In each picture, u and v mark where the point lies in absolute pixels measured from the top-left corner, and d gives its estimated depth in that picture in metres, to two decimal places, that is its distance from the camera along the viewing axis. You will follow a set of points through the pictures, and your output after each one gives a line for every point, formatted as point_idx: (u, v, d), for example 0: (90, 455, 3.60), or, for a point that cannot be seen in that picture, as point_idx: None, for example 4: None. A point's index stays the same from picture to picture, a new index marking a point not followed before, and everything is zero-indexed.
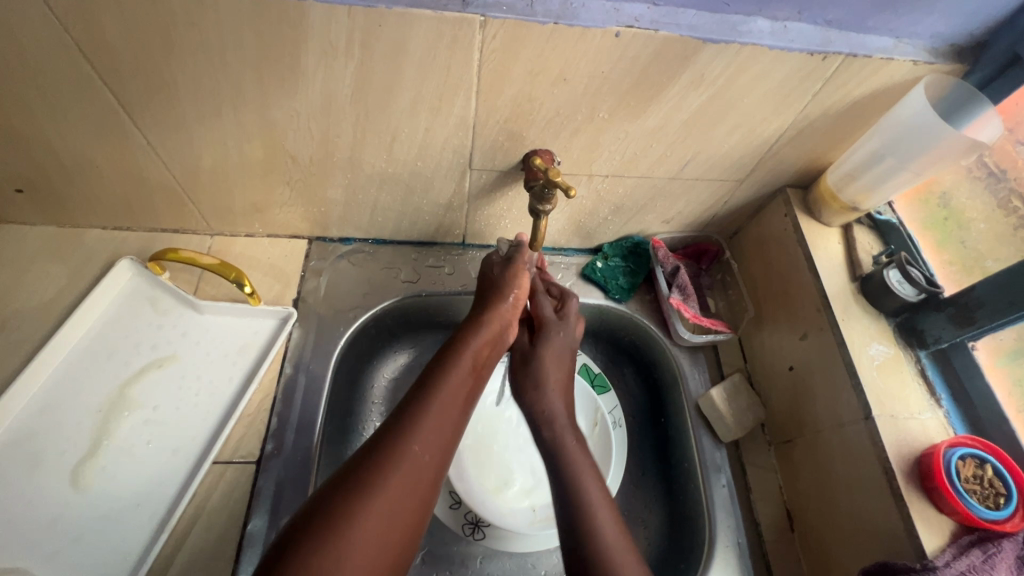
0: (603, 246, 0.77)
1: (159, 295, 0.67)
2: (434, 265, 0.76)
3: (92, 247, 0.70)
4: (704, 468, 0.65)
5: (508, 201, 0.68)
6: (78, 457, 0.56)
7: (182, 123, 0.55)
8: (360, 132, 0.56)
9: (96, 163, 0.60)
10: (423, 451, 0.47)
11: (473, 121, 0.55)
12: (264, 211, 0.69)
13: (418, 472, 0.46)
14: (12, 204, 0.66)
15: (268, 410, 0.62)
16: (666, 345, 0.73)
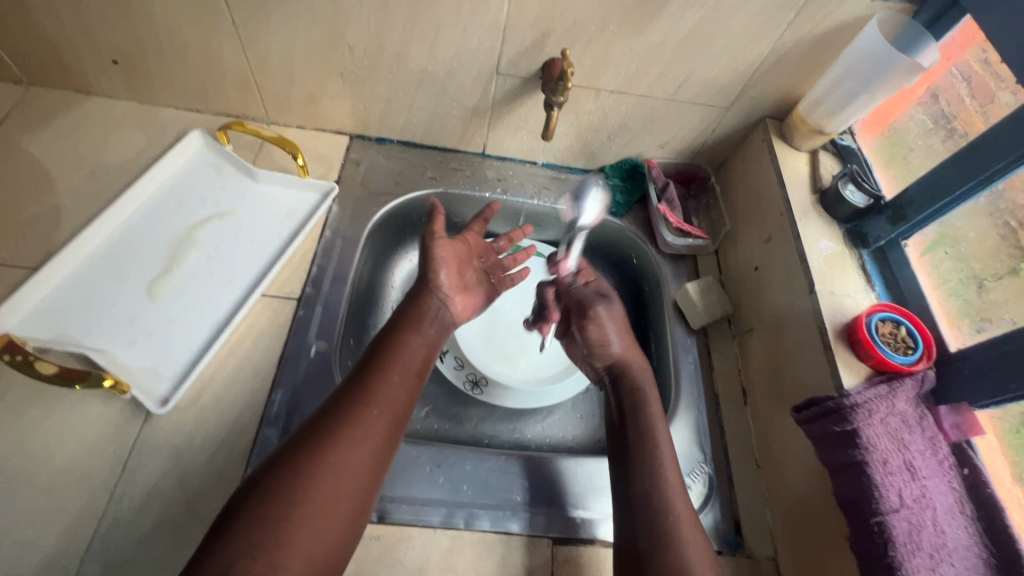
0: (604, 167, 0.90)
1: (222, 164, 0.78)
2: (457, 169, 0.87)
3: (166, 122, 0.81)
4: (675, 348, 0.76)
5: (526, 110, 0.79)
6: (153, 276, 0.67)
7: (263, 6, 0.66)
8: (409, 27, 0.68)
9: (184, 40, 0.71)
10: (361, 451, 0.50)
11: (504, 24, 0.67)
12: (317, 102, 0.80)
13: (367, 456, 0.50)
14: (104, 75, 0.77)
15: (310, 261, 0.73)
16: (653, 251, 0.85)
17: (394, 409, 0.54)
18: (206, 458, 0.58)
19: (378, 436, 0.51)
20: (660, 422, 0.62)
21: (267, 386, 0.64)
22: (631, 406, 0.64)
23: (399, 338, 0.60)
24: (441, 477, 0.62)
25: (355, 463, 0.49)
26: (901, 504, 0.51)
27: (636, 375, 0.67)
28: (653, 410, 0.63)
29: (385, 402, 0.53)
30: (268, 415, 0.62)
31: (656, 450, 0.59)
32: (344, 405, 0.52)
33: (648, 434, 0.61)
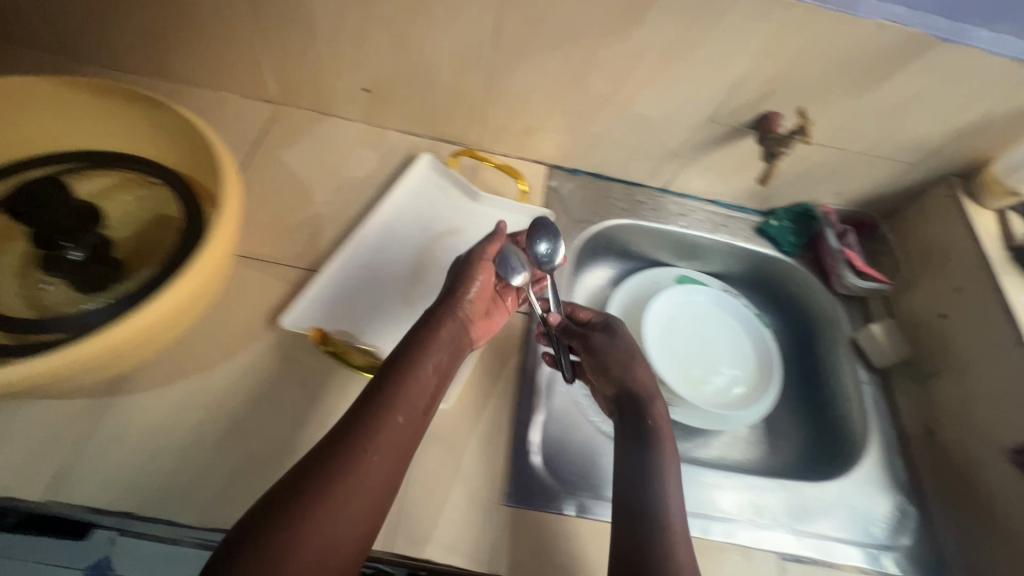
0: (775, 209, 0.96)
1: (446, 184, 0.86)
2: (642, 202, 0.95)
3: (393, 143, 0.90)
4: (859, 386, 0.82)
5: (724, 155, 0.86)
6: (406, 284, 0.76)
7: (524, 52, 0.74)
8: (649, 77, 0.76)
9: (438, 76, 0.81)
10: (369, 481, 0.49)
11: (739, 79, 0.74)
12: (531, 135, 0.88)
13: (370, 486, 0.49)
14: (350, 99, 0.87)
15: None
16: (826, 292, 0.91)
17: (404, 440, 0.53)
18: (474, 452, 0.65)
19: (384, 476, 0.50)
20: (671, 454, 0.61)
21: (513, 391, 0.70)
22: (636, 428, 0.63)
23: (415, 368, 0.57)
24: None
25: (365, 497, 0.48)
26: None
27: (657, 407, 0.64)
28: (666, 441, 0.62)
29: (390, 441, 0.52)
30: (519, 418, 0.68)
31: (662, 482, 0.58)
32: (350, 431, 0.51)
33: (656, 458, 0.60)
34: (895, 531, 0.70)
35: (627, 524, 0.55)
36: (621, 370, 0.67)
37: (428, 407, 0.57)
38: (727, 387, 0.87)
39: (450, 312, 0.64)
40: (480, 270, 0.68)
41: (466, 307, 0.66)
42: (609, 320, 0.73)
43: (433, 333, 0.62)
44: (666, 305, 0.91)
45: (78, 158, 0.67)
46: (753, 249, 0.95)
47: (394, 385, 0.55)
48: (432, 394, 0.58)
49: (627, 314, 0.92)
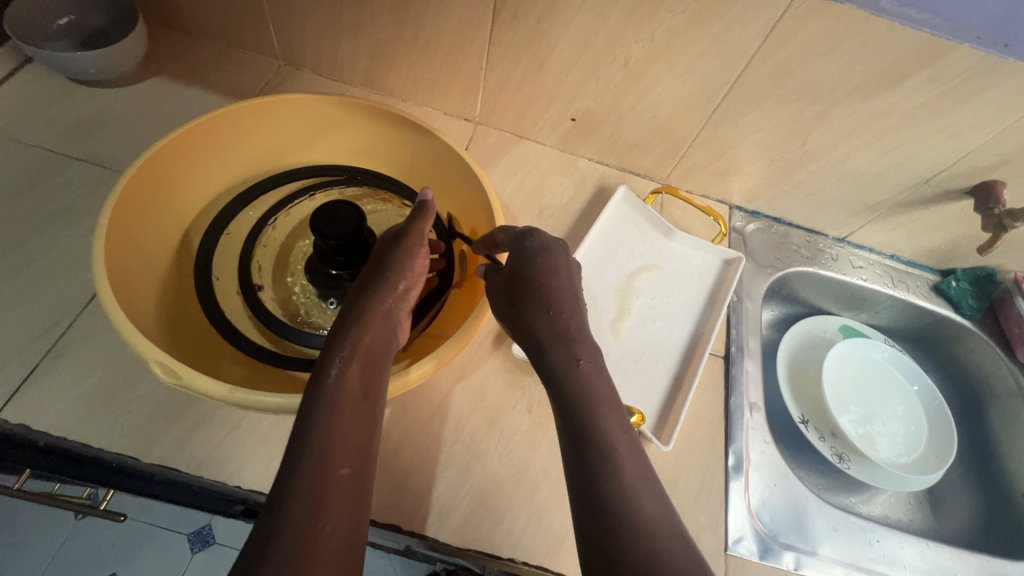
0: (955, 270, 0.95)
1: (638, 218, 0.88)
2: (820, 250, 0.94)
3: (584, 171, 0.92)
4: None
5: (924, 214, 0.86)
6: (612, 317, 0.77)
7: (757, 101, 0.75)
8: (878, 136, 0.75)
9: (653, 113, 0.82)
10: (321, 477, 0.42)
11: (974, 148, 0.73)
12: (725, 176, 0.89)
13: (332, 485, 0.42)
14: (553, 126, 0.89)
15: (726, 323, 0.81)
16: (1007, 362, 0.89)
17: (356, 435, 0.45)
18: (692, 496, 0.66)
19: (340, 532, 0.40)
20: (621, 444, 0.47)
21: (722, 438, 0.71)
22: (574, 419, 0.49)
23: (319, 383, 0.47)
24: (879, 547, 0.70)
25: (325, 497, 0.41)
26: None
27: (578, 370, 0.52)
28: (614, 434, 0.48)
29: (335, 496, 0.41)
30: (731, 463, 0.69)
31: (629, 488, 0.44)
32: (309, 419, 0.45)
33: (593, 453, 0.46)
34: None
35: (586, 531, 0.43)
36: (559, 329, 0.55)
37: (367, 394, 0.48)
38: (898, 448, 0.86)
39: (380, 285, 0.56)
40: (418, 249, 0.59)
41: (400, 301, 0.57)
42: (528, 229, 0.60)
43: (348, 342, 0.50)
44: (835, 356, 0.91)
45: (340, 177, 0.74)
46: (931, 308, 0.94)
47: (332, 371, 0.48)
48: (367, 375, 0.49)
49: (797, 361, 0.92)
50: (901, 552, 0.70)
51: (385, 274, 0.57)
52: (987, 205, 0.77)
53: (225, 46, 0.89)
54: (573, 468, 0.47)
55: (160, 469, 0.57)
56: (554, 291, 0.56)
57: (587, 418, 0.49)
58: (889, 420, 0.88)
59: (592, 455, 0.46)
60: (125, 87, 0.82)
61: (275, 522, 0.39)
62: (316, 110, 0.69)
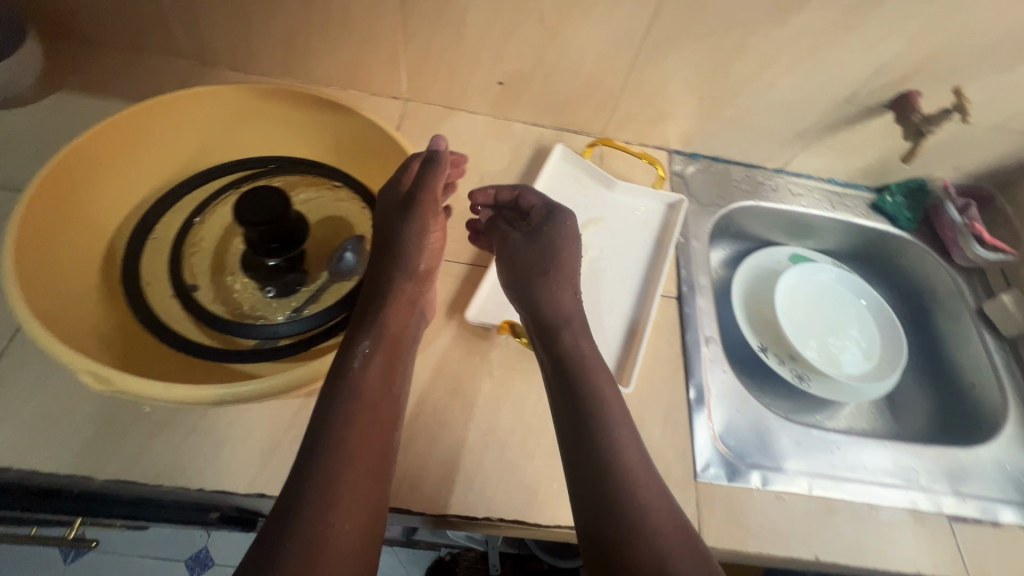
0: (889, 185, 0.98)
1: (579, 174, 0.88)
2: (760, 183, 0.96)
3: (520, 135, 0.92)
4: (990, 353, 0.85)
5: (851, 134, 0.88)
6: None
7: (676, 41, 0.76)
8: (795, 61, 0.77)
9: (577, 67, 0.82)
10: (356, 468, 0.47)
11: (886, 60, 0.76)
12: (659, 122, 0.90)
13: (360, 476, 0.47)
14: (483, 93, 0.88)
15: (675, 264, 0.83)
16: (945, 266, 0.93)
17: (382, 429, 0.51)
18: (657, 432, 0.68)
19: (364, 517, 0.46)
20: (617, 414, 0.56)
21: (682, 373, 0.73)
22: (575, 390, 0.58)
23: (345, 375, 0.53)
24: (839, 454, 0.73)
25: (354, 487, 0.47)
26: None
27: (580, 352, 0.60)
28: (609, 400, 0.57)
29: (358, 485, 0.47)
30: (693, 396, 0.71)
31: (621, 452, 0.54)
32: (342, 412, 0.50)
33: (593, 418, 0.55)
34: None
35: (580, 485, 0.53)
36: (566, 306, 0.64)
37: (389, 390, 0.54)
38: (854, 362, 0.90)
39: (397, 275, 0.60)
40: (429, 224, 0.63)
41: (421, 281, 0.62)
42: (559, 209, 0.70)
43: (373, 334, 0.56)
44: (785, 284, 0.94)
45: (264, 168, 0.71)
46: (870, 224, 0.97)
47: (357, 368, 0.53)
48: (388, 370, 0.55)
49: (751, 294, 0.95)
50: (859, 454, 0.73)
51: (399, 261, 0.61)
52: (905, 118, 0.80)
53: (131, 52, 0.86)
54: (571, 426, 0.56)
55: (119, 486, 0.56)
56: (569, 270, 0.66)
57: (587, 392, 0.57)
58: (842, 337, 0.92)
59: (589, 419, 0.55)
60: (28, 106, 0.78)
61: (313, 509, 0.44)
62: (235, 105, 0.70)
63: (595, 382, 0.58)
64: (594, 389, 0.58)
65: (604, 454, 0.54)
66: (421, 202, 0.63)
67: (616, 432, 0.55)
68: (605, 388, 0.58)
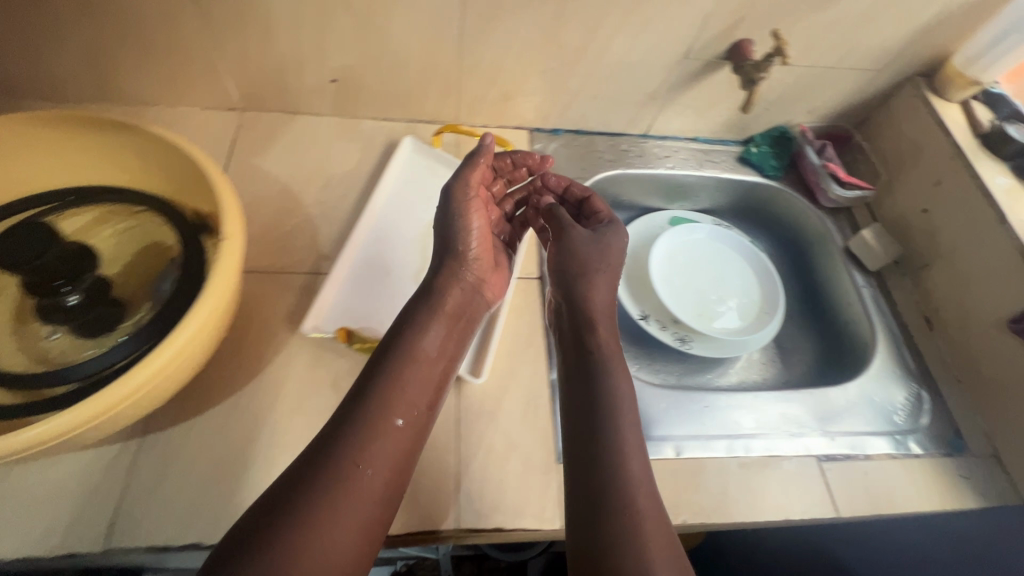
0: (754, 137, 0.98)
1: (432, 164, 0.85)
2: (625, 151, 0.95)
3: (369, 132, 0.88)
4: (858, 289, 0.86)
5: (701, 89, 0.87)
6: (416, 270, 0.75)
7: (494, 15, 0.73)
8: (621, 23, 0.75)
9: (407, 54, 0.78)
10: (396, 431, 0.53)
11: (709, 12, 0.74)
12: (508, 101, 0.87)
13: (389, 442, 0.52)
14: (319, 93, 0.84)
15: (536, 244, 0.81)
16: (812, 209, 0.94)
17: (426, 399, 0.57)
18: (517, 418, 0.66)
19: (382, 477, 0.51)
20: (627, 392, 0.59)
21: (543, 354, 0.71)
22: (586, 352, 0.63)
23: (394, 339, 0.59)
24: (713, 414, 0.72)
25: (376, 453, 0.51)
26: None
27: (600, 341, 0.63)
28: (624, 392, 0.59)
29: (389, 440, 0.52)
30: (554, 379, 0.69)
31: (625, 447, 0.55)
32: (397, 370, 0.56)
33: (600, 381, 0.60)
34: (907, 415, 0.75)
35: (575, 454, 0.56)
36: (585, 289, 0.67)
37: (435, 381, 0.59)
38: (734, 316, 0.90)
39: (461, 260, 0.68)
40: (474, 207, 0.70)
41: (472, 265, 0.68)
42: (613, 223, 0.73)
43: (433, 309, 0.63)
44: (660, 247, 0.94)
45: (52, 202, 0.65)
46: (739, 178, 0.97)
47: (411, 338, 0.60)
48: (443, 359, 0.61)
49: (630, 263, 0.94)
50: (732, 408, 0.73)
51: (462, 243, 0.68)
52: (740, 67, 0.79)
53: None
54: (580, 381, 0.61)
55: None
56: (609, 263, 0.69)
57: (602, 377, 0.60)
58: (720, 293, 0.92)
59: (597, 387, 0.60)
60: None
61: (347, 452, 0.50)
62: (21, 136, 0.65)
63: (607, 367, 0.61)
64: (602, 359, 0.62)
65: (608, 423, 0.57)
66: (478, 175, 0.70)
67: (622, 423, 0.57)
68: (618, 379, 0.60)
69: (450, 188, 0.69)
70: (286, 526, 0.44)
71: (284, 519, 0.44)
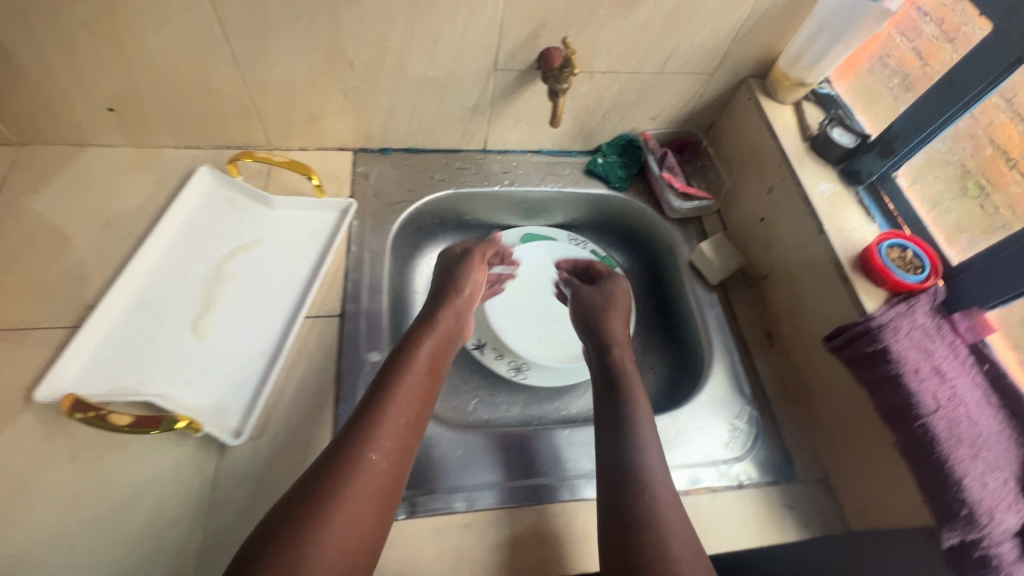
0: (601, 146, 0.93)
1: (234, 195, 0.79)
2: (461, 168, 0.89)
3: (169, 162, 0.81)
4: (700, 304, 0.81)
5: (525, 101, 0.82)
6: (195, 315, 0.68)
7: (262, 32, 0.66)
8: (408, 36, 0.69)
9: (183, 79, 0.71)
10: (390, 434, 0.53)
11: (500, 21, 0.69)
12: (318, 122, 0.81)
13: (389, 444, 0.52)
14: (100, 122, 0.76)
15: (342, 277, 0.75)
16: (660, 220, 0.89)
17: (416, 409, 0.56)
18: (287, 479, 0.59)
19: (380, 482, 0.50)
20: (641, 398, 0.62)
21: (330, 402, 0.65)
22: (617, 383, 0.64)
23: (398, 360, 0.59)
24: (524, 453, 0.66)
25: (382, 454, 0.51)
26: (937, 405, 0.56)
27: (624, 364, 0.67)
28: (636, 393, 0.63)
29: (393, 439, 0.52)
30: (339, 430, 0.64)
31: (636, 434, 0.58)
32: (375, 389, 0.56)
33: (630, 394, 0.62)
34: (738, 442, 0.70)
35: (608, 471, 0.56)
36: (608, 326, 0.72)
37: (426, 393, 0.58)
38: (577, 340, 0.86)
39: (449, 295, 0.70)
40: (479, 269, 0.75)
41: (464, 302, 0.72)
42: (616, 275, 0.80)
43: (433, 330, 0.65)
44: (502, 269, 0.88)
45: None
46: (586, 190, 0.92)
47: (402, 355, 0.60)
48: (431, 372, 0.61)
49: None
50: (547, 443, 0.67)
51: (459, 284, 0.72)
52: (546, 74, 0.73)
53: None
54: (610, 403, 0.62)
55: None
56: (603, 309, 0.75)
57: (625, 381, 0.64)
58: (565, 316, 0.88)
59: (623, 397, 0.62)
60: None
61: (325, 465, 0.49)
62: None
63: (629, 380, 0.65)
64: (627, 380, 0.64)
65: (629, 428, 0.58)
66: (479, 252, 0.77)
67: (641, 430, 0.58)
68: (631, 382, 0.64)
69: (447, 254, 0.77)
70: (287, 536, 0.43)
71: (265, 538, 0.43)
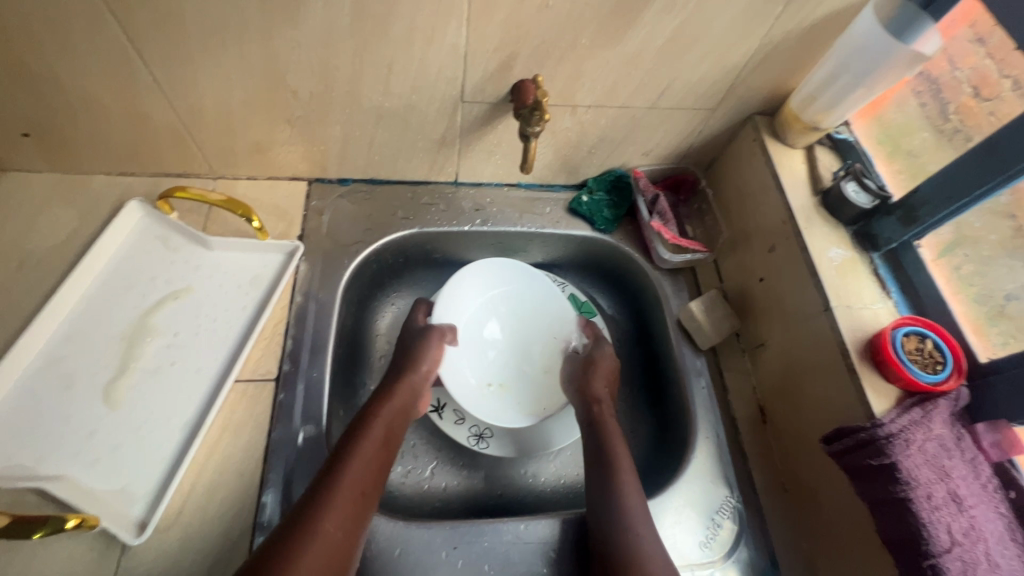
0: (587, 181, 0.83)
1: (169, 234, 0.71)
2: (428, 204, 0.80)
3: (98, 191, 0.72)
4: (685, 371, 0.73)
5: (499, 134, 0.72)
6: (108, 378, 0.60)
7: (187, 57, 0.57)
8: (358, 65, 0.60)
9: (102, 105, 0.62)
10: (338, 517, 0.51)
11: (465, 50, 0.59)
12: (265, 151, 0.72)
13: (338, 533, 0.50)
14: (15, 148, 0.67)
15: (282, 333, 0.67)
16: (648, 268, 0.80)
17: (370, 480, 0.55)
18: None
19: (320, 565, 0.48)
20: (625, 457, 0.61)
21: (254, 485, 0.58)
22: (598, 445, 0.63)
23: (354, 433, 0.58)
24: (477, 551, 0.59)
25: (329, 534, 0.50)
26: (952, 542, 0.48)
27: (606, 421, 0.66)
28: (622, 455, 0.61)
29: (338, 522, 0.51)
30: (261, 521, 0.56)
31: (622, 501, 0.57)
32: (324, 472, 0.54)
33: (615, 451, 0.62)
34: (718, 543, 0.62)
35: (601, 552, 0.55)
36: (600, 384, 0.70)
37: (381, 466, 0.57)
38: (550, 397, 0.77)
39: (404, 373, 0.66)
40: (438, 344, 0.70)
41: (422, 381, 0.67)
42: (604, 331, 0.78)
43: (384, 412, 0.62)
44: (469, 313, 0.79)
45: None
46: (567, 232, 0.82)
47: (354, 432, 0.58)
48: (383, 448, 0.59)
49: None
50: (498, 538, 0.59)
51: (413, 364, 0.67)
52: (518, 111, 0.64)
53: None
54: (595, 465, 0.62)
55: None
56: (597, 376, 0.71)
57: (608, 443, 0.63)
58: (536, 368, 0.79)
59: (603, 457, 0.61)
60: None
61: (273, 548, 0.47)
62: None
63: (614, 444, 0.63)
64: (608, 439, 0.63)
65: (612, 502, 0.57)
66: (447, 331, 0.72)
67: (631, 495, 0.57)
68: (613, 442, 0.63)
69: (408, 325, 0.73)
70: None
71: None
